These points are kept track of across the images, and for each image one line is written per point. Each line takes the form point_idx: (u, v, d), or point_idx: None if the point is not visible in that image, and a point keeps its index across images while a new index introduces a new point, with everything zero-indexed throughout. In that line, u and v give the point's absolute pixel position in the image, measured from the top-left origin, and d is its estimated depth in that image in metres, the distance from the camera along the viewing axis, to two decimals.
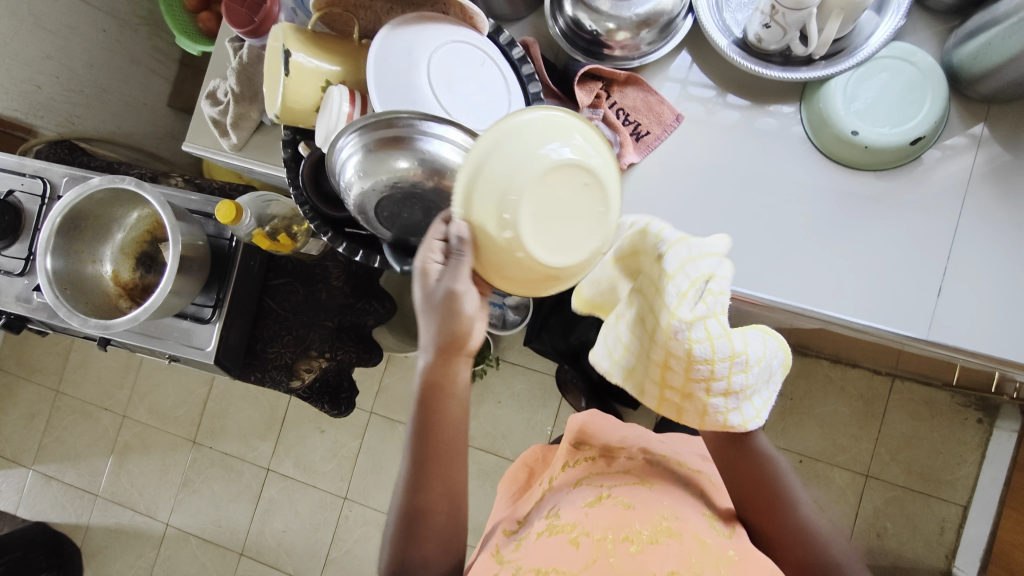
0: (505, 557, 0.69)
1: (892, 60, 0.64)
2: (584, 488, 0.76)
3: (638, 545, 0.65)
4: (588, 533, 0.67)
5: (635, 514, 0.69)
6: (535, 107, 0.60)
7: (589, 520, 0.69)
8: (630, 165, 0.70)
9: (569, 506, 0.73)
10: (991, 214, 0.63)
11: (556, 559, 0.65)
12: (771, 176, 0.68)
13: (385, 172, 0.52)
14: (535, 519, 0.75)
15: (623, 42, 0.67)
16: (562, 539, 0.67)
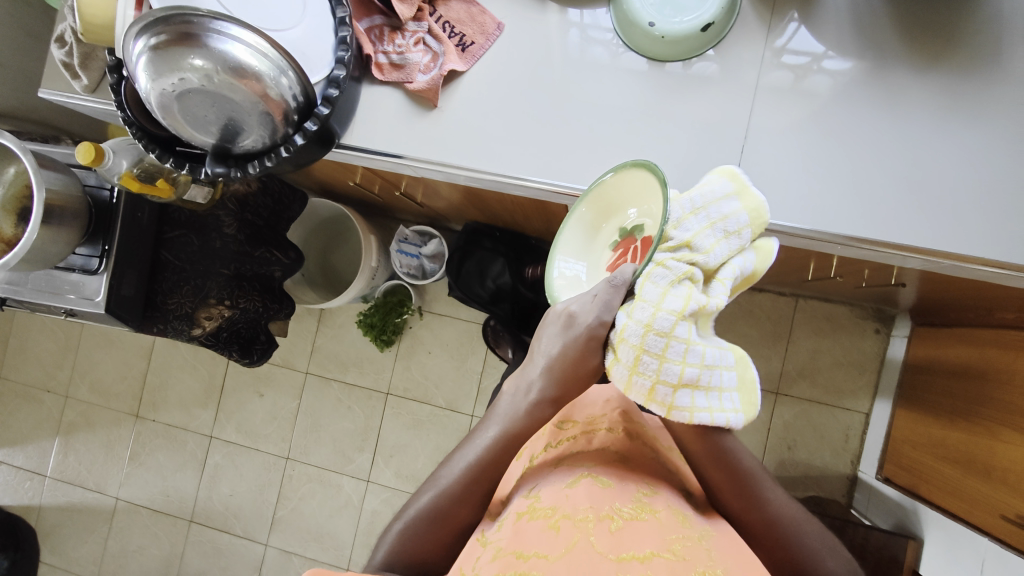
0: (481, 541, 0.62)
1: None
2: (565, 468, 0.67)
3: (619, 522, 0.59)
4: (569, 515, 0.59)
5: (617, 493, 0.62)
6: (337, 12, 0.62)
7: (568, 499, 0.62)
8: (455, 73, 0.73)
9: (548, 486, 0.65)
10: (778, 95, 0.69)
11: (531, 541, 0.58)
12: (587, 75, 0.72)
13: (173, 68, 0.54)
14: (512, 499, 0.67)
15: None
16: (541, 523, 0.60)
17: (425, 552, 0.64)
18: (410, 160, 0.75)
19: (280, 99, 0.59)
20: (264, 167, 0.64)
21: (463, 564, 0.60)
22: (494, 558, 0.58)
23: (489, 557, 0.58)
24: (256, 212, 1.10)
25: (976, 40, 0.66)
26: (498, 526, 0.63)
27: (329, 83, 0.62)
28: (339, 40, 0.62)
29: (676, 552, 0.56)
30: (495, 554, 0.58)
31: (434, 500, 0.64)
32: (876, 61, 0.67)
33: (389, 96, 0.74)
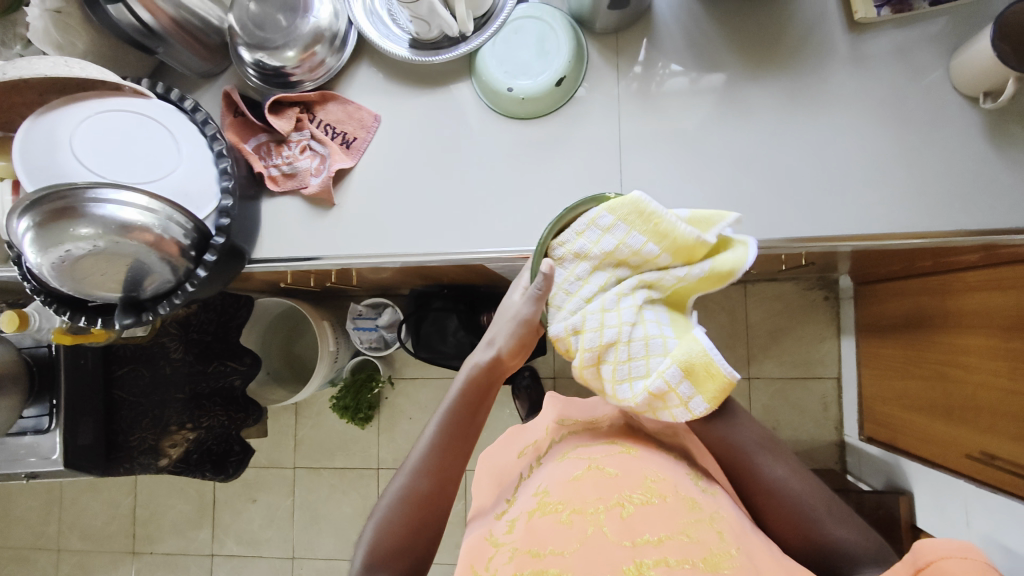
0: (492, 541, 0.61)
1: (521, 22, 0.73)
2: (571, 461, 0.66)
3: (631, 507, 0.56)
4: (580, 508, 0.57)
5: (624, 479, 0.60)
6: (213, 146, 0.66)
7: (577, 492, 0.59)
8: (344, 170, 0.76)
9: (555, 481, 0.63)
10: (643, 124, 0.72)
11: (548, 539, 0.56)
12: (466, 144, 0.75)
13: (60, 241, 0.56)
14: (524, 499, 0.65)
15: (324, 57, 0.76)
16: (551, 518, 0.58)
17: (416, 542, 0.61)
18: (328, 261, 0.78)
19: (177, 237, 0.61)
20: (175, 305, 0.66)
21: (476, 561, 0.60)
22: (508, 561, 0.56)
23: (505, 558, 0.57)
24: (201, 330, 1.12)
25: (810, 33, 0.69)
26: (510, 526, 0.62)
27: (220, 213, 0.65)
28: (220, 172, 0.66)
29: (691, 535, 0.54)
30: (510, 556, 0.57)
31: (408, 482, 0.63)
32: (717, 72, 0.71)
33: (288, 205, 0.77)
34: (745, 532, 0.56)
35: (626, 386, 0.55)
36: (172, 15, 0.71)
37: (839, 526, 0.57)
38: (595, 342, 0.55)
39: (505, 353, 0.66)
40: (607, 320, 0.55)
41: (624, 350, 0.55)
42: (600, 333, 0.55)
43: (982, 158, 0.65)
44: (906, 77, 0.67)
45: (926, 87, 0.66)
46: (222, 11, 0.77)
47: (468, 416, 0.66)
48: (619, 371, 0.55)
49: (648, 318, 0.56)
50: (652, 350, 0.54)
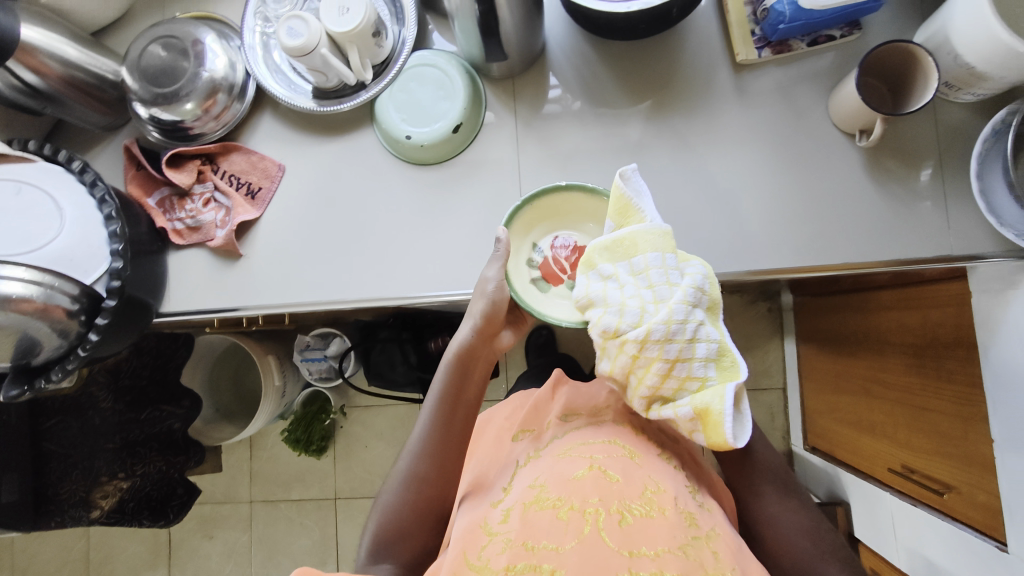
0: (484, 529, 0.60)
1: (417, 69, 0.73)
2: (572, 457, 0.65)
3: (631, 517, 0.58)
4: (578, 505, 0.58)
5: (626, 485, 0.60)
6: (103, 208, 0.65)
7: (578, 490, 0.60)
8: (249, 221, 0.76)
9: (554, 476, 0.62)
10: (541, 166, 0.73)
11: (541, 532, 0.57)
12: (371, 191, 0.75)
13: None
14: (516, 488, 0.64)
15: (223, 108, 0.75)
16: (550, 514, 0.58)
17: (417, 528, 0.61)
18: (251, 310, 0.76)
19: (65, 303, 0.60)
20: (66, 372, 0.64)
21: (463, 542, 0.59)
22: (503, 551, 0.56)
23: (498, 549, 0.57)
24: (133, 376, 1.10)
25: (698, 73, 0.70)
26: (504, 515, 0.61)
27: (111, 275, 0.64)
28: (109, 235, 0.65)
29: (686, 551, 0.55)
30: (503, 546, 0.57)
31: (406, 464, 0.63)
32: (611, 113, 0.72)
33: (194, 257, 0.77)
34: (739, 549, 0.58)
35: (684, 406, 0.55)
36: (60, 72, 0.70)
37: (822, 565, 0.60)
38: (631, 381, 0.57)
39: (485, 324, 0.67)
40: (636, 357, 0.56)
41: (683, 367, 0.55)
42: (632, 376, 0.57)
43: (863, 192, 0.67)
44: (790, 114, 0.69)
45: (808, 124, 0.68)
46: (119, 64, 0.76)
47: (462, 391, 0.66)
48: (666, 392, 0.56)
49: (701, 339, 0.55)
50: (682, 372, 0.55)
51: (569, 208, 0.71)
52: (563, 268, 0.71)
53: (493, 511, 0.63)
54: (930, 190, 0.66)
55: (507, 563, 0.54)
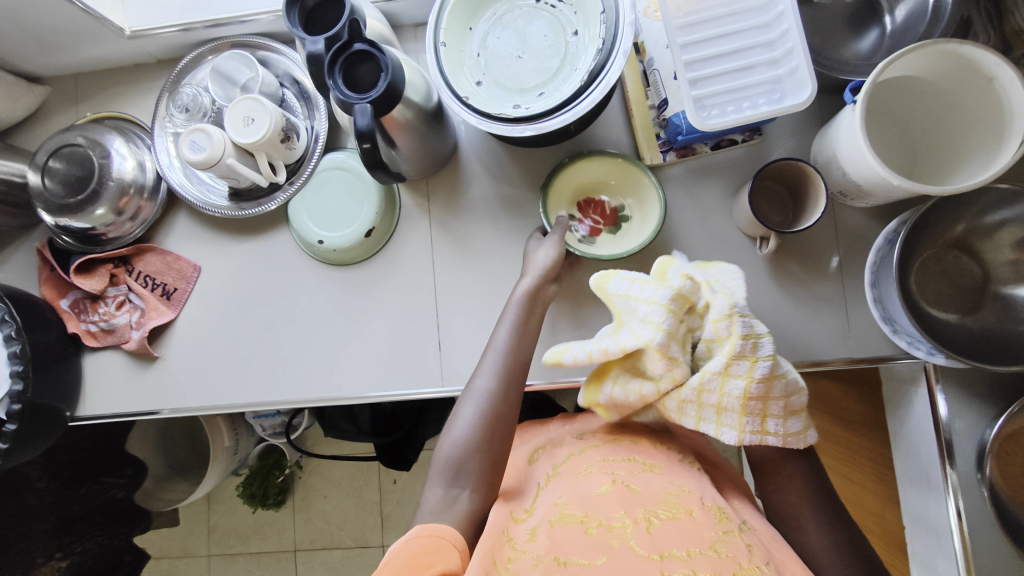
0: (509, 543, 0.54)
1: (329, 172, 0.73)
2: (592, 473, 0.60)
3: (658, 522, 0.53)
4: (607, 522, 0.53)
5: (650, 493, 0.56)
6: (1, 329, 0.64)
7: (602, 506, 0.55)
8: (164, 324, 0.75)
9: (574, 492, 0.58)
10: (456, 267, 0.73)
11: (572, 549, 0.51)
12: (286, 290, 0.75)
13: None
14: (535, 509, 0.58)
15: (138, 207, 0.74)
16: (577, 529, 0.53)
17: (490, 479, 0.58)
18: (168, 412, 0.75)
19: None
20: None
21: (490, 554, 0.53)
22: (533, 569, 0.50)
23: (528, 565, 0.51)
24: (72, 452, 1.05)
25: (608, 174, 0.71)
26: (529, 534, 0.55)
27: (11, 398, 0.64)
28: (8, 355, 0.64)
29: (718, 549, 0.50)
30: (533, 562, 0.51)
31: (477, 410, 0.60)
32: (524, 213, 0.72)
33: (110, 360, 0.76)
34: (776, 543, 0.54)
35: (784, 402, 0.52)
36: None
37: None
38: (739, 407, 0.51)
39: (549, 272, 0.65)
40: (741, 378, 0.50)
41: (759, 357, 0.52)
42: (733, 391, 0.51)
43: (767, 295, 0.68)
44: (697, 216, 0.69)
45: (715, 226, 0.69)
46: (28, 166, 0.75)
47: (526, 337, 0.64)
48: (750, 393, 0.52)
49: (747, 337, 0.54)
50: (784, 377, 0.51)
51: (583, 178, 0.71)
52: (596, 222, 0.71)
53: (517, 527, 0.56)
54: (832, 291, 0.67)
55: None
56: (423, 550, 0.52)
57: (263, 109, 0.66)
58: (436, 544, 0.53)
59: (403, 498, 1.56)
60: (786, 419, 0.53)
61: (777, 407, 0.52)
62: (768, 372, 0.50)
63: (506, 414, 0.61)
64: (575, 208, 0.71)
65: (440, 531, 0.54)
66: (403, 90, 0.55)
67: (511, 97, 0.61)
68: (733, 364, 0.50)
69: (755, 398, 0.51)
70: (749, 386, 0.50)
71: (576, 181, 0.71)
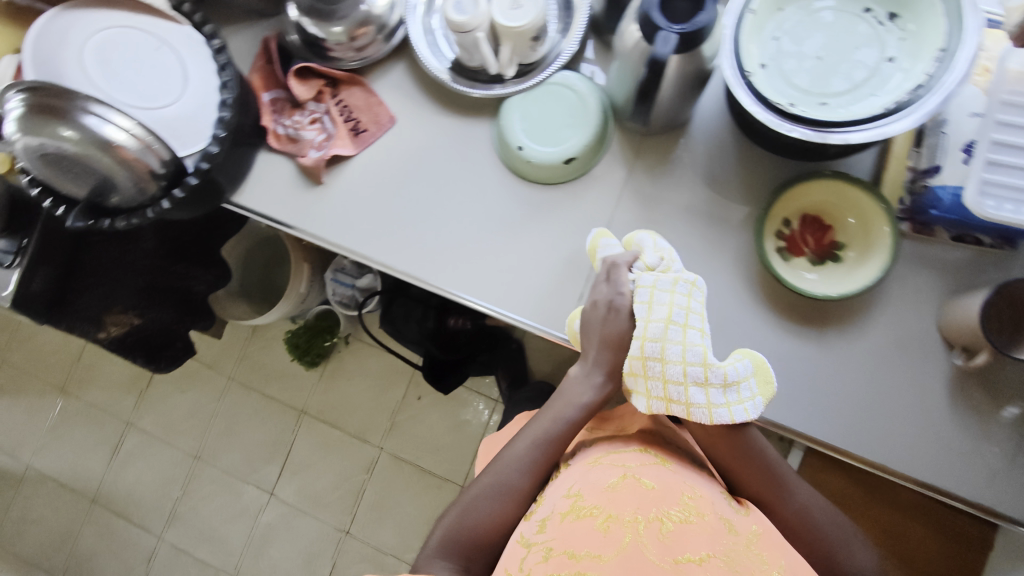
0: (522, 542, 0.61)
1: (560, 86, 0.71)
2: (605, 466, 0.66)
3: (670, 524, 0.58)
4: (618, 517, 0.59)
5: (662, 492, 0.61)
6: (221, 93, 0.67)
7: (615, 499, 0.61)
8: (343, 156, 0.76)
9: (589, 483, 0.63)
10: (630, 234, 0.70)
11: (582, 541, 0.58)
12: (464, 179, 0.74)
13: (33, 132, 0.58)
14: (551, 495, 0.65)
15: (367, 43, 0.75)
16: (589, 523, 0.59)
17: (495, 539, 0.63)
18: (301, 232, 0.78)
19: (152, 164, 0.63)
20: (129, 221, 0.66)
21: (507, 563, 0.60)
22: (546, 561, 0.57)
23: (538, 558, 0.58)
24: (181, 231, 1.12)
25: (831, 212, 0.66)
26: (540, 526, 0.61)
27: (202, 157, 0.66)
28: (217, 120, 0.66)
29: (730, 558, 0.56)
30: (544, 555, 0.58)
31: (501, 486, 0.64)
32: (723, 213, 0.69)
33: (280, 165, 0.78)
34: (779, 542, 0.59)
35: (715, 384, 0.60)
36: None
37: (862, 559, 0.60)
38: (681, 392, 0.61)
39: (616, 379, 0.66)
40: (688, 349, 0.61)
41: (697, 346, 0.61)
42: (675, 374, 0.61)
43: (930, 404, 0.63)
44: (900, 297, 0.64)
45: (910, 315, 0.64)
46: None
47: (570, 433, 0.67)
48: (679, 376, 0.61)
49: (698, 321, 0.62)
50: (723, 362, 0.61)
51: (824, 200, 0.66)
52: (807, 243, 0.67)
53: (529, 523, 0.63)
54: (999, 435, 0.62)
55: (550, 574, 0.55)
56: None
57: (533, 0, 0.66)
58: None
59: (420, 416, 1.59)
60: (726, 394, 0.61)
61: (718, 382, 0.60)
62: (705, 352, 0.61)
63: (526, 499, 0.64)
64: (797, 222, 0.67)
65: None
66: (704, 41, 0.51)
67: (791, 94, 0.57)
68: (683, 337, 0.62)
69: (695, 369, 0.60)
70: (685, 371, 0.61)
71: (818, 200, 0.66)
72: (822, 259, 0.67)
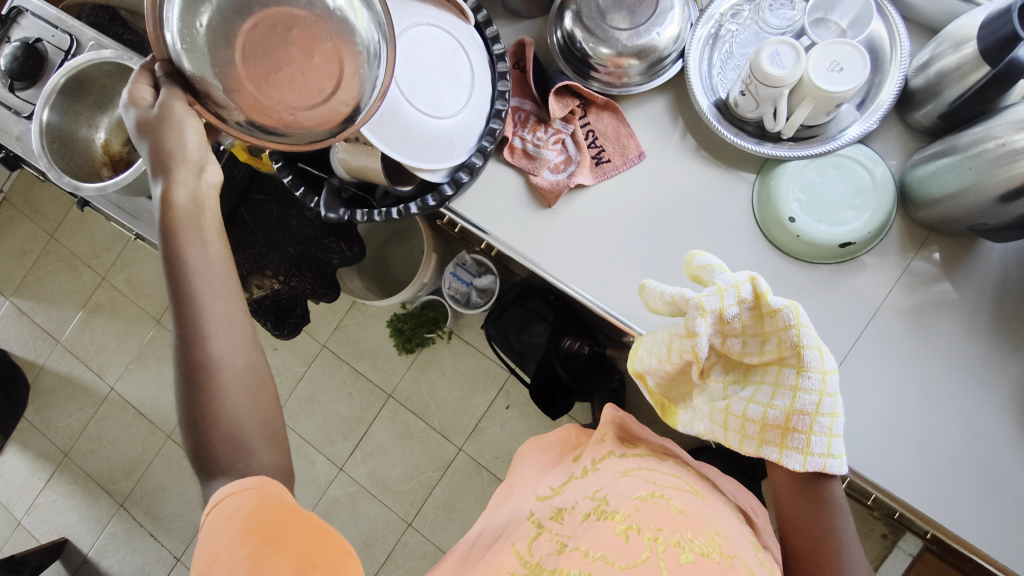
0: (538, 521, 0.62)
1: (848, 161, 0.65)
2: (636, 479, 0.66)
3: (693, 555, 0.54)
4: (641, 528, 0.56)
5: (692, 521, 0.59)
6: (495, 103, 0.63)
7: (641, 511, 0.59)
8: (580, 185, 0.71)
9: (617, 492, 0.63)
10: (892, 337, 0.64)
11: (604, 543, 0.56)
12: (709, 237, 0.69)
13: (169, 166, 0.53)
14: (577, 496, 0.66)
15: (624, 73, 0.69)
16: (611, 527, 0.57)
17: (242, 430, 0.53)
18: (500, 243, 0.74)
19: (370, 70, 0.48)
20: (371, 218, 0.65)
21: (520, 542, 0.63)
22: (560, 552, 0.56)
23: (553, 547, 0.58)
24: None
25: None
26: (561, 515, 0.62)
27: (464, 168, 0.62)
28: (486, 130, 0.63)
29: None
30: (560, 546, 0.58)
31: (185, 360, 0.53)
32: (1004, 336, 0.62)
33: (510, 179, 0.73)
34: None
35: (814, 432, 0.53)
36: None
37: None
38: (760, 421, 0.55)
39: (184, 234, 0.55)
40: (761, 403, 0.55)
41: (807, 381, 0.53)
42: (761, 403, 0.55)
43: None
44: None
45: None
46: None
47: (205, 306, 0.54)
48: (762, 404, 0.55)
49: (810, 347, 0.53)
50: (810, 400, 0.52)
51: None
52: None
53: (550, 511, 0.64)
54: None
55: None
56: (254, 510, 0.50)
57: (860, 66, 0.59)
58: (269, 507, 0.51)
59: (503, 425, 1.55)
60: (814, 437, 0.53)
61: (805, 428, 0.53)
62: (792, 400, 0.53)
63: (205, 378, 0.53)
64: None
65: (273, 485, 0.53)
66: None
67: None
68: (754, 388, 0.56)
69: (801, 421, 0.53)
70: (778, 415, 0.54)
71: None
72: None
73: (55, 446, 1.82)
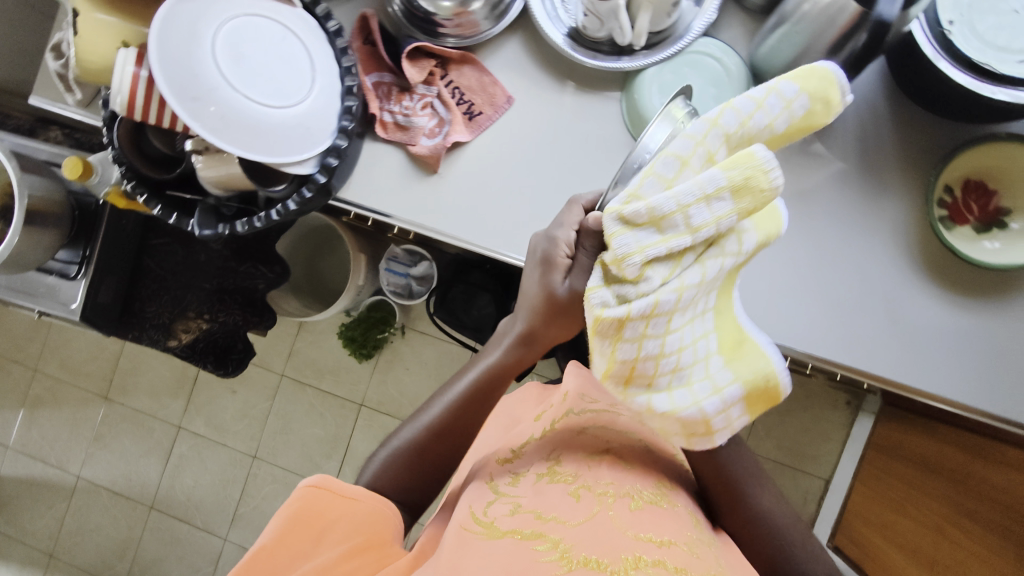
0: (493, 488, 0.64)
1: (698, 56, 0.67)
2: (588, 437, 0.68)
3: (640, 507, 0.59)
4: (591, 487, 0.60)
5: (639, 476, 0.64)
6: (345, 80, 0.63)
7: (592, 473, 0.63)
8: (458, 143, 0.71)
9: (569, 454, 0.66)
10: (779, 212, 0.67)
11: (554, 505, 0.58)
12: (592, 162, 0.70)
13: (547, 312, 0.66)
14: (530, 457, 0.67)
15: (469, 22, 0.69)
16: (563, 489, 0.60)
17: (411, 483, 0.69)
18: (398, 221, 0.73)
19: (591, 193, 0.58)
20: (253, 225, 0.64)
21: (473, 504, 0.62)
22: (513, 513, 0.58)
23: (506, 511, 0.59)
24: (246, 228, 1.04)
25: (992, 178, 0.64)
26: (515, 480, 0.64)
27: (331, 152, 0.62)
28: (343, 109, 0.63)
29: (693, 550, 0.56)
30: (513, 509, 0.59)
31: (416, 436, 0.70)
32: (877, 183, 0.66)
33: (390, 155, 0.73)
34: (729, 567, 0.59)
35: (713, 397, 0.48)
36: None
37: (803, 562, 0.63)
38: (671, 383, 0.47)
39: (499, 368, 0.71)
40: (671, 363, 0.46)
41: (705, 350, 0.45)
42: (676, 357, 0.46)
43: None
44: None
45: None
46: None
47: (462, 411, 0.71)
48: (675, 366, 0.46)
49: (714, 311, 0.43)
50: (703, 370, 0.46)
51: (1000, 163, 0.63)
52: (972, 210, 0.65)
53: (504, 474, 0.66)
54: None
55: (515, 527, 0.56)
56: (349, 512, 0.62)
57: None
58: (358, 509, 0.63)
59: None
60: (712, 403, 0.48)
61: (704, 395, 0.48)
62: (660, 347, 0.44)
63: (429, 464, 0.70)
64: (958, 184, 0.65)
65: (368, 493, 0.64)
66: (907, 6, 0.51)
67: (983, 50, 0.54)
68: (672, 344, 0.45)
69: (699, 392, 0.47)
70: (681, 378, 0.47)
71: (988, 158, 0.64)
72: (987, 226, 0.65)
73: (38, 550, 1.75)
